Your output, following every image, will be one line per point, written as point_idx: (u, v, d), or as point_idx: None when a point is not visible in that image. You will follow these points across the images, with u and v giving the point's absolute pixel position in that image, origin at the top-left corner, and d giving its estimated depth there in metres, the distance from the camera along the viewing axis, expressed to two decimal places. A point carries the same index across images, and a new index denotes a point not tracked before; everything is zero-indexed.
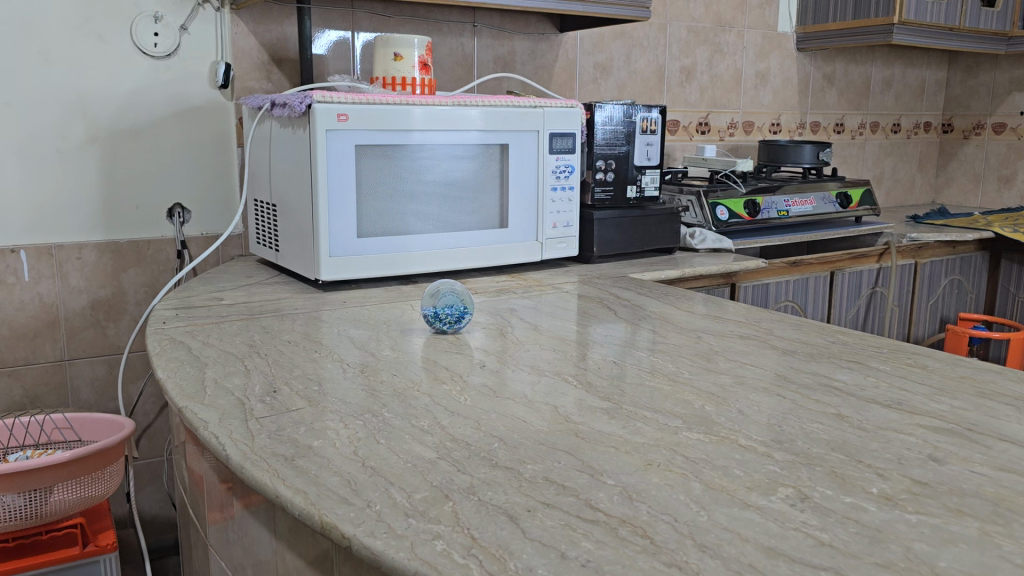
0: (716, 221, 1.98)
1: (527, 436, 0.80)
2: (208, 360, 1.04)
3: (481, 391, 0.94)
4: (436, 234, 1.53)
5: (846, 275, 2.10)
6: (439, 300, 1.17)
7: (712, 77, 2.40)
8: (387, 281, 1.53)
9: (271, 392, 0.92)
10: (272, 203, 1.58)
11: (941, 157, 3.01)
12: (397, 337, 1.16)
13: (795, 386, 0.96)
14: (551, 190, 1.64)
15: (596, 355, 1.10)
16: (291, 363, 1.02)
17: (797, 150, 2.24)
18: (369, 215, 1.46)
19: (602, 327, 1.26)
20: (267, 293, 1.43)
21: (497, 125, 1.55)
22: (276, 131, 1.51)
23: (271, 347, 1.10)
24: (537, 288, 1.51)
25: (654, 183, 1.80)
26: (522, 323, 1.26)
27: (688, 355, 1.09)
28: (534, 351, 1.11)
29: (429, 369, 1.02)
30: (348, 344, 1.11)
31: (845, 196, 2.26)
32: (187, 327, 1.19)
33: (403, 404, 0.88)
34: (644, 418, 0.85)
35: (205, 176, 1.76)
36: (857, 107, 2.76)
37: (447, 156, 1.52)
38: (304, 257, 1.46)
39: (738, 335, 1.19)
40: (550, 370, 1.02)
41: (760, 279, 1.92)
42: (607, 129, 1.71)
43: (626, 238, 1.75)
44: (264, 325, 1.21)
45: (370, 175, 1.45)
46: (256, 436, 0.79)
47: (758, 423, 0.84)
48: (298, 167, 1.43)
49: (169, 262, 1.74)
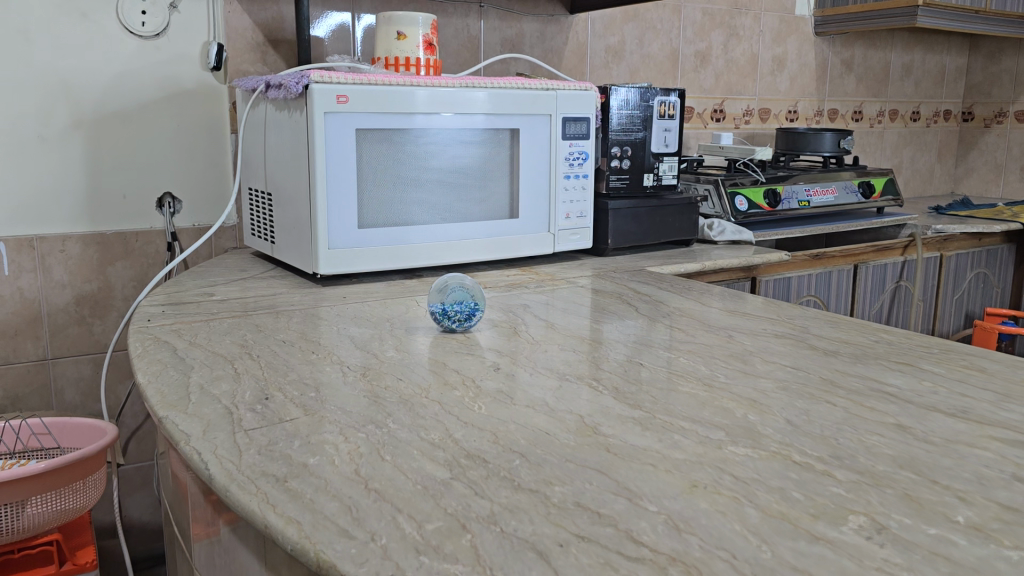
0: (735, 212, 1.89)
1: (552, 451, 0.70)
2: (194, 363, 0.94)
3: (497, 397, 0.84)
4: (441, 225, 1.43)
5: (870, 268, 2.00)
6: (448, 294, 1.07)
7: (728, 62, 2.30)
8: (389, 275, 1.44)
9: (263, 399, 0.83)
10: (266, 192, 1.48)
11: (961, 147, 2.91)
12: (402, 336, 1.06)
13: (845, 392, 0.86)
14: (564, 178, 1.55)
15: (619, 355, 1.00)
16: (287, 365, 0.93)
17: (817, 138, 2.15)
18: (371, 204, 1.37)
19: (622, 324, 1.16)
20: (260, 288, 1.34)
21: (507, 110, 1.45)
22: (271, 114, 1.41)
23: (264, 347, 1.00)
24: (551, 283, 1.41)
25: (672, 171, 1.70)
26: (536, 320, 1.16)
27: (721, 356, 1.00)
28: (551, 351, 1.01)
29: (439, 373, 0.92)
30: (348, 344, 1.01)
31: (868, 185, 2.17)
32: (172, 326, 1.10)
33: (410, 414, 0.79)
34: (682, 431, 0.75)
35: (198, 163, 1.67)
36: (876, 94, 2.66)
37: (453, 142, 1.42)
38: (301, 249, 1.36)
39: (772, 334, 1.09)
40: (571, 373, 0.92)
41: (782, 272, 1.82)
42: (623, 113, 1.61)
43: (642, 229, 1.65)
44: (258, 323, 1.11)
45: (372, 161, 1.36)
46: (245, 452, 0.70)
47: (812, 436, 0.74)
48: (294, 153, 1.34)
49: (159, 254, 1.64)
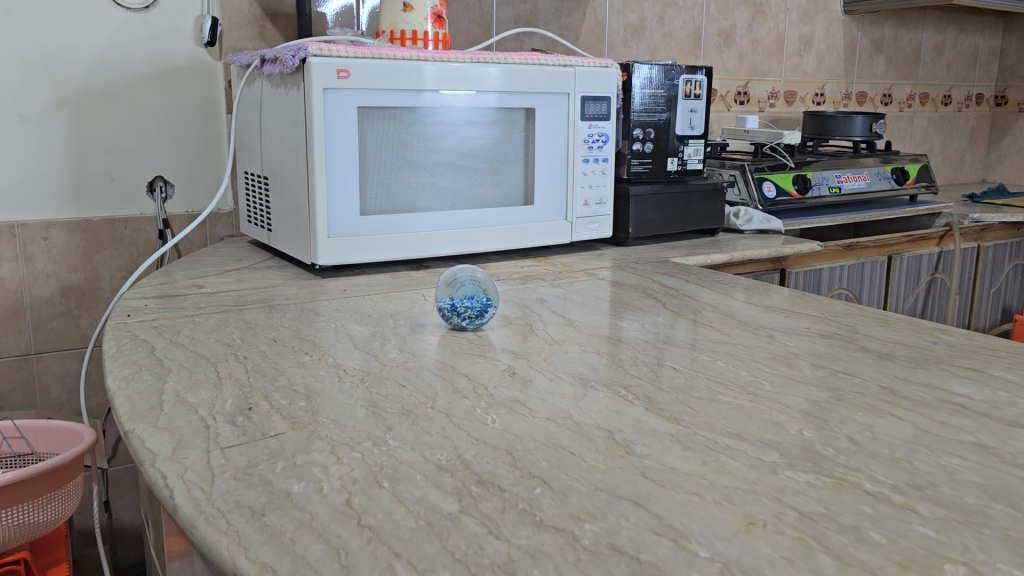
0: (763, 199, 1.78)
1: (579, 477, 0.60)
2: (172, 365, 0.84)
3: (513, 408, 0.74)
4: (450, 213, 1.33)
5: (904, 259, 1.88)
6: (457, 289, 0.97)
7: (753, 42, 2.18)
8: (394, 266, 1.33)
9: (245, 409, 0.72)
10: (263, 176, 1.38)
11: (993, 133, 2.79)
12: (405, 335, 0.96)
13: (910, 403, 0.75)
14: (582, 162, 1.44)
15: (649, 356, 0.90)
16: (276, 368, 0.83)
17: (847, 122, 2.03)
18: (374, 190, 1.26)
19: (649, 321, 1.06)
20: (254, 279, 1.23)
21: (521, 88, 1.34)
22: (267, 92, 1.31)
23: (251, 347, 0.90)
24: (568, 275, 1.30)
25: (697, 155, 1.58)
26: (553, 317, 1.06)
27: (764, 359, 0.89)
28: (572, 353, 0.90)
29: (446, 378, 0.81)
30: (345, 344, 0.91)
31: (901, 171, 2.05)
32: (153, 323, 1.00)
33: (413, 429, 0.69)
34: (730, 452, 0.65)
35: (191, 146, 1.56)
36: (906, 76, 2.54)
37: (463, 122, 1.32)
38: (299, 237, 1.26)
39: (817, 334, 0.98)
40: (595, 379, 0.81)
41: (813, 263, 1.72)
42: (646, 92, 1.50)
43: (666, 217, 1.54)
44: (248, 319, 1.01)
45: (375, 142, 1.25)
46: (219, 476, 0.60)
47: (880, 458, 0.63)
48: (291, 134, 1.24)
49: (150, 243, 1.54)
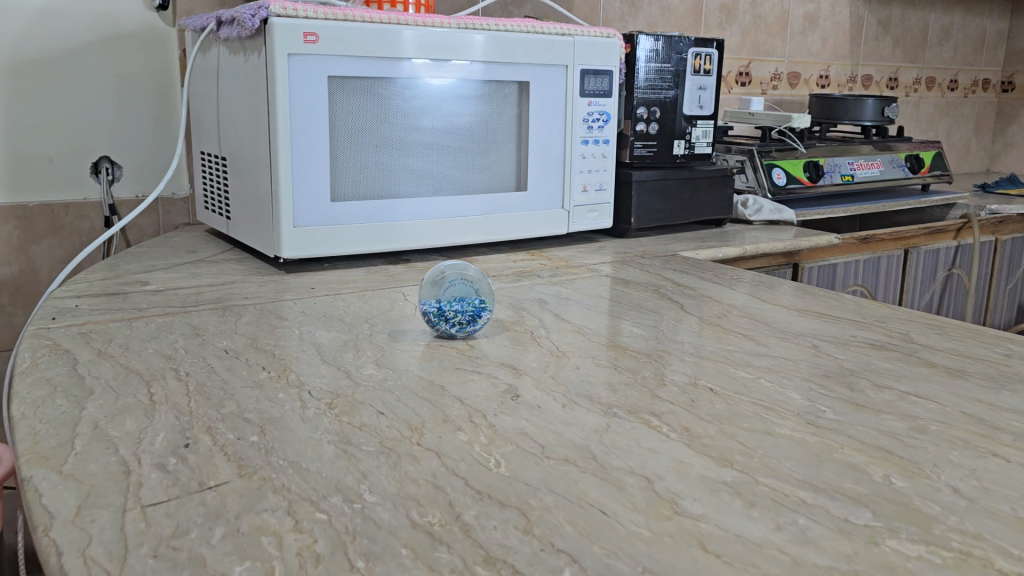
0: (773, 187, 1.64)
1: (620, 551, 0.45)
2: (94, 385, 0.67)
3: (521, 445, 0.58)
4: (434, 199, 1.17)
5: (921, 253, 1.76)
6: (444, 289, 0.81)
7: (756, 18, 2.03)
8: (370, 260, 1.17)
9: (180, 447, 0.56)
10: (221, 157, 1.21)
11: (999, 120, 2.67)
12: (385, 343, 0.80)
13: (1009, 439, 0.62)
14: (582, 144, 1.28)
15: (678, 372, 0.74)
16: (225, 389, 0.67)
17: (858, 105, 1.89)
18: (348, 172, 1.11)
19: (668, 324, 0.91)
20: (209, 274, 1.07)
21: (514, 58, 1.19)
22: (224, 61, 1.15)
23: (196, 361, 0.73)
24: (568, 271, 1.15)
25: (706, 137, 1.43)
26: (556, 320, 0.90)
27: (815, 377, 0.74)
28: (585, 368, 0.75)
29: (434, 401, 0.66)
30: (313, 356, 0.75)
31: (915, 158, 1.92)
32: (81, 328, 0.82)
33: (395, 476, 0.53)
34: (808, 514, 0.50)
35: (141, 122, 1.38)
36: (913, 59, 2.42)
37: (449, 97, 1.16)
38: (261, 226, 1.10)
39: (868, 344, 0.84)
40: (618, 404, 0.66)
41: (827, 258, 1.58)
42: (652, 66, 1.34)
43: (671, 206, 1.40)
44: (197, 324, 0.84)
45: (349, 117, 1.09)
46: (134, 552, 0.44)
47: (1004, 522, 0.49)
48: (251, 107, 1.08)
49: (94, 231, 1.37)
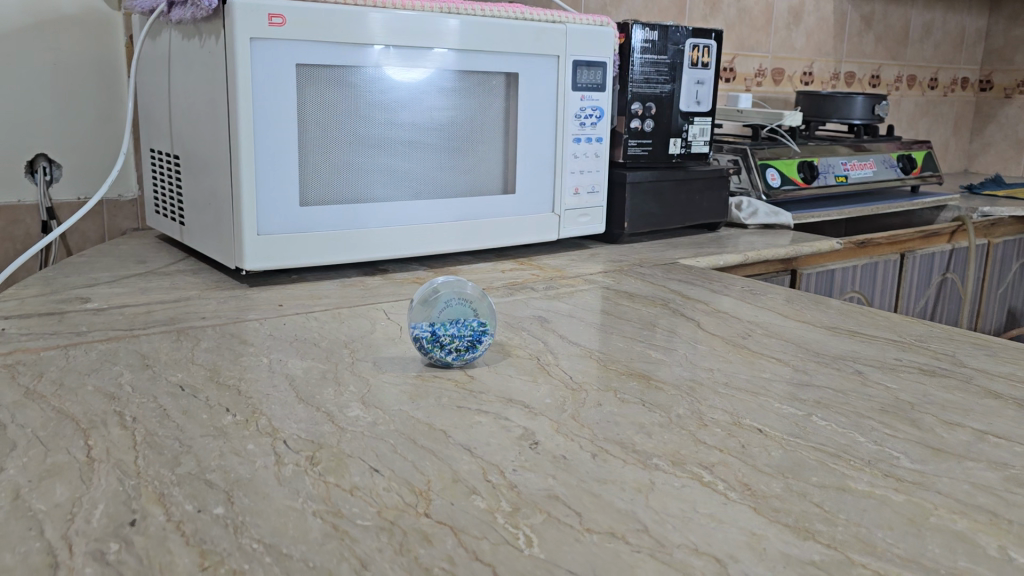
0: (768, 188, 1.55)
1: None
2: (17, 436, 0.55)
3: (553, 512, 0.47)
4: (413, 203, 1.05)
5: (916, 257, 1.68)
6: (438, 309, 0.70)
7: (741, 12, 1.94)
8: (343, 271, 1.05)
9: (124, 526, 0.44)
10: (173, 155, 1.08)
11: (978, 120, 2.62)
12: (371, 375, 0.69)
13: None
14: (573, 142, 1.17)
15: (716, 409, 0.64)
16: (181, 440, 0.55)
17: (847, 102, 1.81)
18: (318, 173, 0.98)
19: (687, 346, 0.80)
20: (161, 289, 0.94)
21: (500, 47, 1.07)
22: (177, 46, 1.02)
23: (145, 402, 0.61)
24: (565, 282, 1.04)
25: (704, 136, 1.33)
26: (562, 343, 0.80)
27: (872, 412, 0.65)
28: (608, 405, 0.64)
29: (438, 452, 0.54)
30: (287, 392, 0.64)
31: (908, 158, 1.85)
32: (6, 359, 0.69)
33: (402, 563, 0.42)
34: None
35: (83, 116, 1.24)
36: (895, 56, 2.35)
37: (430, 89, 1.04)
38: (220, 233, 0.98)
39: (917, 370, 0.75)
40: (658, 452, 0.56)
41: (825, 263, 1.49)
42: (647, 58, 1.24)
43: (667, 210, 1.29)
44: (146, 352, 0.72)
45: (319, 111, 0.97)
46: None
47: None
48: (208, 99, 0.95)
49: (30, 238, 1.22)
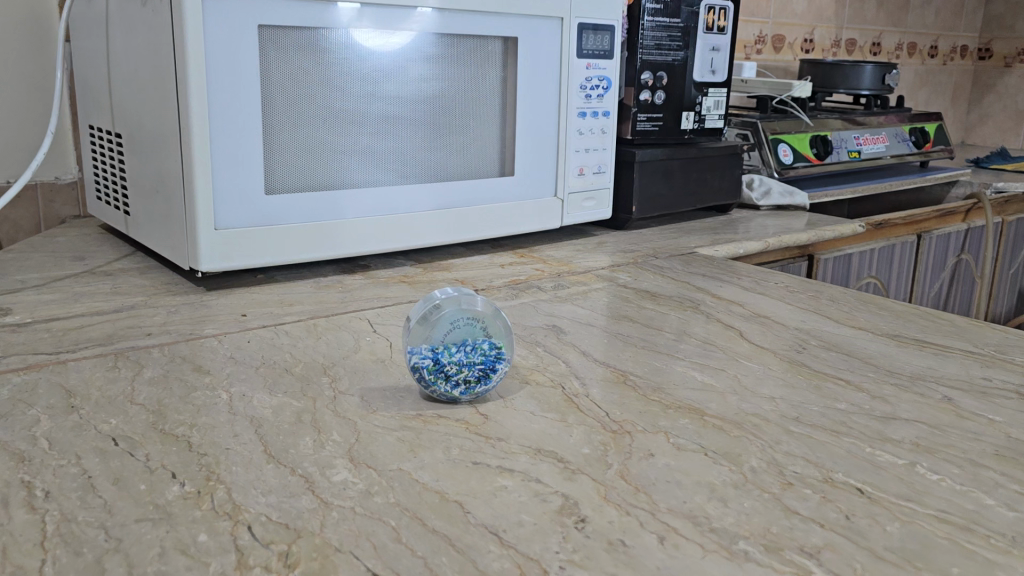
0: (780, 166, 1.42)
1: None
2: None
3: None
4: (398, 188, 0.91)
5: (933, 239, 1.57)
6: (440, 330, 0.57)
7: None
8: (316, 268, 0.91)
9: None
10: (115, 134, 0.93)
11: (976, 89, 2.50)
12: (359, 413, 0.55)
13: None
14: (578, 116, 1.03)
15: (796, 458, 0.51)
16: (107, 530, 0.40)
17: (856, 72, 1.68)
18: (286, 154, 0.83)
19: (734, 364, 0.67)
20: (100, 294, 0.79)
21: (496, 7, 0.93)
22: (115, 4, 0.86)
23: (65, 466, 0.46)
24: (574, 278, 0.91)
25: (718, 108, 1.20)
26: (586, 361, 0.66)
27: (987, 457, 0.52)
28: (663, 455, 0.51)
29: (456, 539, 0.41)
30: (253, 444, 0.50)
31: (920, 132, 1.73)
32: None
33: None
34: None
35: (10, 88, 1.08)
36: (895, 23, 2.23)
37: (417, 56, 0.90)
38: (171, 227, 0.83)
39: (1015, 392, 0.63)
40: (742, 531, 0.43)
41: (843, 247, 1.37)
42: (659, 20, 1.10)
43: (679, 192, 1.16)
44: (72, 386, 0.57)
45: (286, 81, 0.82)
46: None
47: None
48: (153, 67, 0.80)
49: None
